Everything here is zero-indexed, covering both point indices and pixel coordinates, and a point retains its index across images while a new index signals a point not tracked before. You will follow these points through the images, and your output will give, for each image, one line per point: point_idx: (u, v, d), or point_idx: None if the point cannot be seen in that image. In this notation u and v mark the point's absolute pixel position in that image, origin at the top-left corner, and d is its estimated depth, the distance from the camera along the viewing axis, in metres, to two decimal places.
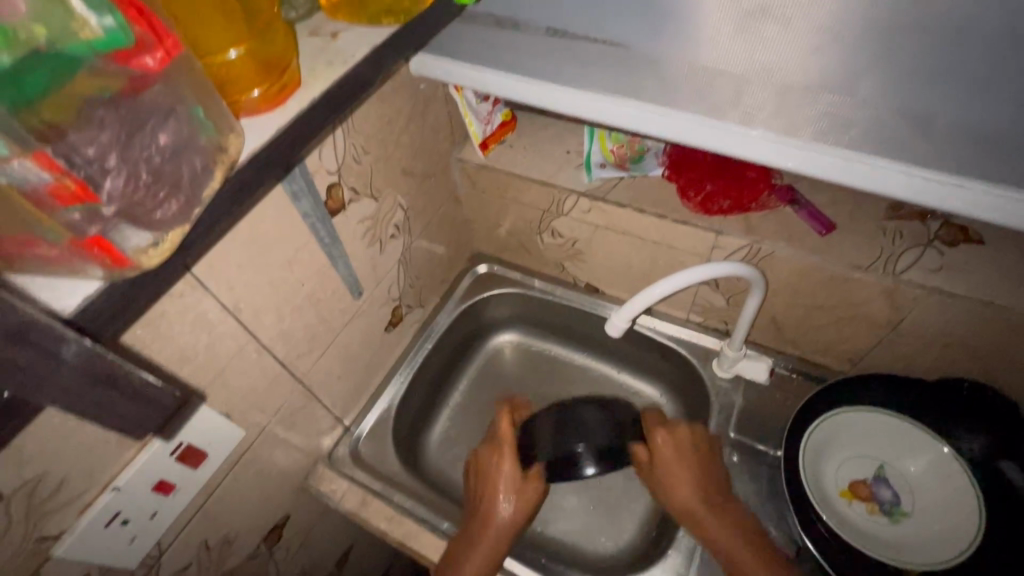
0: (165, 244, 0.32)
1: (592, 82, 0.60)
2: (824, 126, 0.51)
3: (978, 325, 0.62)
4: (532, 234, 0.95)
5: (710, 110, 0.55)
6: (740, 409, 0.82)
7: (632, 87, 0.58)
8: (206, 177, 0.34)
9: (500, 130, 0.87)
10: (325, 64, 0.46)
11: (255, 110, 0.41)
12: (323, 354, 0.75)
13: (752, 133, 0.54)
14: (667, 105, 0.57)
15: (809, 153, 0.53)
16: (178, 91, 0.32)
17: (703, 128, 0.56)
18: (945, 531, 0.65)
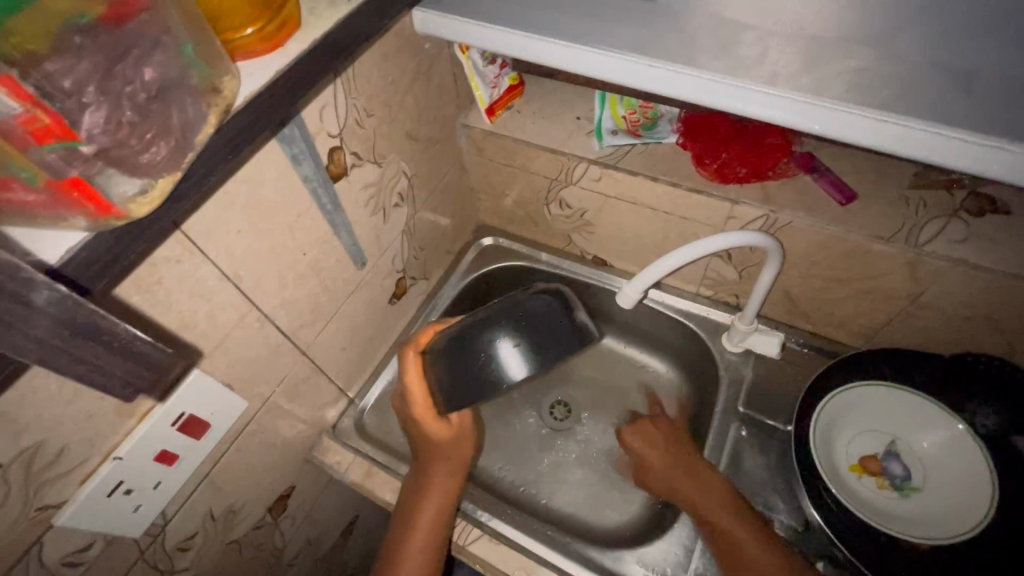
0: (154, 193, 0.31)
1: (602, 37, 0.55)
2: (860, 83, 0.47)
3: (1000, 299, 0.61)
4: (539, 205, 0.92)
5: (734, 67, 0.50)
6: (750, 384, 0.81)
7: (646, 40, 0.54)
8: (199, 121, 0.34)
9: (508, 94, 0.83)
10: (326, 6, 0.44)
11: (251, 51, 0.39)
12: (327, 325, 0.73)
13: (780, 91, 0.48)
14: (686, 61, 0.51)
15: (847, 114, 0.46)
16: (165, 20, 0.31)
17: (725, 87, 0.50)
18: (955, 506, 0.64)
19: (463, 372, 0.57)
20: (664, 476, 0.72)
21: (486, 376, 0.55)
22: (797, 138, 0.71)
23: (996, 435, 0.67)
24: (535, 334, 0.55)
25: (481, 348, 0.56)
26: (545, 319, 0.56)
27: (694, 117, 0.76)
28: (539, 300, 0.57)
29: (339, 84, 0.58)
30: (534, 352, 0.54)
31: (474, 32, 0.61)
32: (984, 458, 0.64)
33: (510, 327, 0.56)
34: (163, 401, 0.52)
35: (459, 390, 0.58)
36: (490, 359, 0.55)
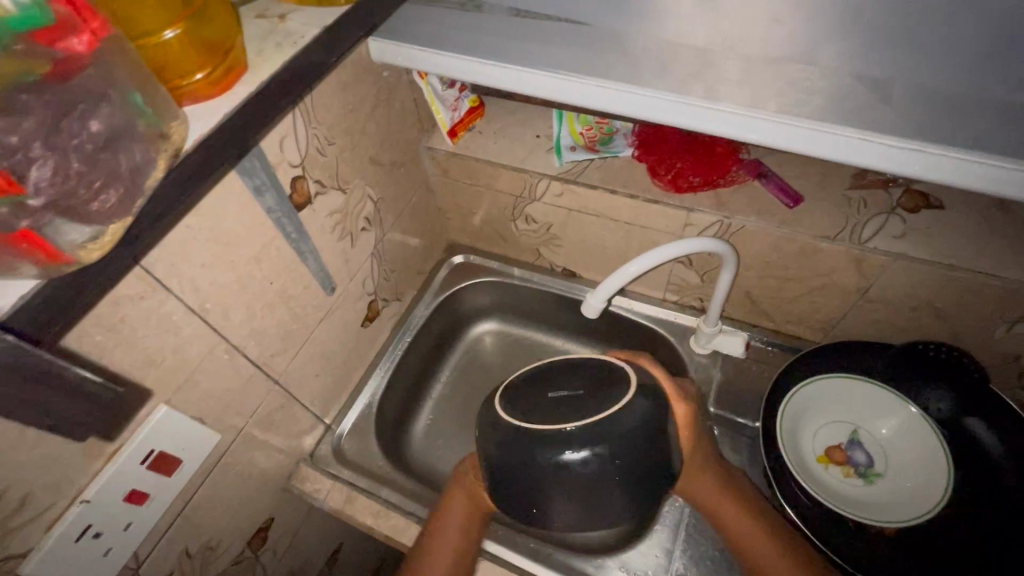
0: (104, 239, 0.32)
1: (553, 60, 0.58)
2: (788, 96, 0.51)
3: (940, 288, 0.65)
4: (506, 222, 0.95)
5: (675, 85, 0.54)
6: (719, 383, 0.83)
7: (593, 65, 0.57)
8: (148, 166, 0.35)
9: (469, 116, 0.86)
10: (274, 47, 0.47)
11: (198, 95, 0.41)
12: (299, 353, 0.73)
13: (718, 107, 0.52)
14: (630, 82, 0.55)
15: (779, 125, 0.51)
16: (111, 74, 0.32)
17: (670, 105, 0.54)
18: (917, 489, 0.67)
19: (537, 486, 0.56)
20: (705, 488, 0.64)
21: (552, 480, 0.55)
22: (744, 147, 0.74)
23: (950, 417, 0.71)
24: (618, 458, 0.55)
25: (552, 464, 0.55)
26: (631, 445, 0.55)
27: (648, 130, 0.79)
28: (627, 416, 0.56)
29: (298, 116, 0.59)
30: (614, 464, 0.55)
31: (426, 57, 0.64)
32: (939, 441, 0.68)
33: (586, 446, 0.54)
34: (131, 440, 0.52)
35: (554, 508, 0.56)
36: (559, 466, 0.55)
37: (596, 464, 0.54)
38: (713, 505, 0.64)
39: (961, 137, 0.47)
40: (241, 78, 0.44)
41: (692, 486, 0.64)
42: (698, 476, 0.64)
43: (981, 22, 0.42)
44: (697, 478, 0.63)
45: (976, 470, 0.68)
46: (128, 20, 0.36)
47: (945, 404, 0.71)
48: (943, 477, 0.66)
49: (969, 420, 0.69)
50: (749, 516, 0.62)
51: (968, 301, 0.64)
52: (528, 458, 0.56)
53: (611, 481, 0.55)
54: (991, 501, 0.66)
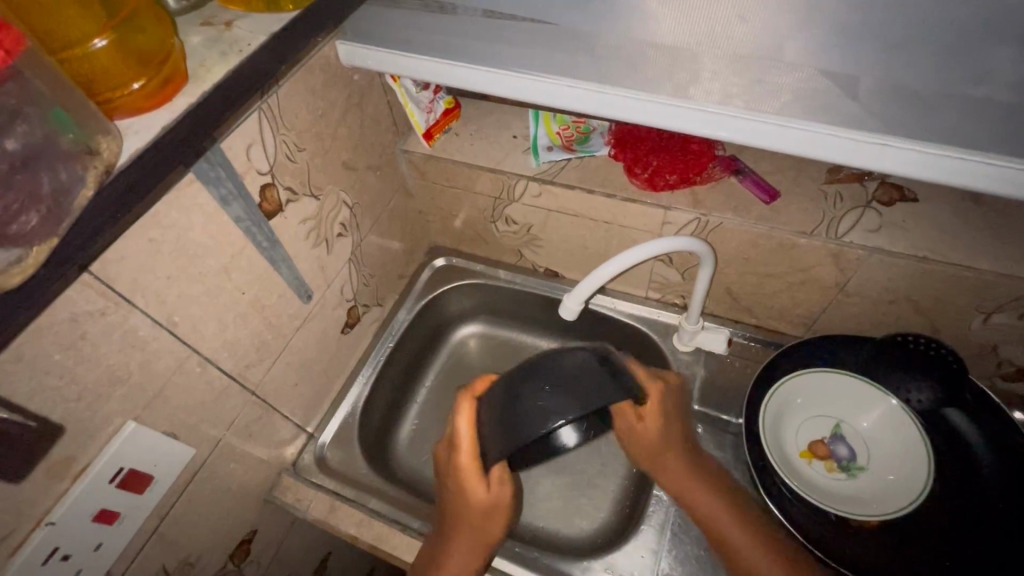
0: (27, 263, 0.31)
1: (525, 61, 0.59)
2: (756, 95, 0.52)
3: (916, 280, 0.65)
4: (487, 224, 0.94)
5: (645, 85, 0.55)
6: (702, 381, 0.83)
7: (564, 67, 0.57)
8: (75, 184, 0.34)
9: (444, 118, 0.85)
10: (219, 56, 0.48)
11: (139, 106, 0.42)
12: (275, 362, 0.72)
13: (688, 104, 0.54)
14: (603, 83, 0.57)
15: (746, 122, 0.53)
16: (34, 88, 0.31)
17: (643, 104, 0.56)
18: (898, 481, 0.67)
19: (508, 436, 0.52)
20: (677, 475, 0.66)
21: (537, 445, 0.54)
22: (720, 143, 0.74)
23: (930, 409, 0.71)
24: (562, 389, 0.51)
25: (523, 419, 0.51)
26: (582, 379, 0.52)
27: (624, 129, 0.79)
28: (575, 359, 0.55)
29: (265, 123, 0.58)
30: (560, 389, 0.52)
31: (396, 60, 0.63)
32: (919, 432, 0.68)
33: (548, 389, 0.52)
34: (97, 459, 0.51)
35: (502, 438, 0.53)
36: (540, 432, 0.53)
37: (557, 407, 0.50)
38: (690, 493, 0.65)
39: (919, 129, 0.49)
40: (184, 87, 0.45)
41: (665, 474, 0.67)
42: (670, 466, 0.66)
43: (948, 24, 0.41)
44: (671, 468, 0.66)
45: (957, 460, 0.68)
46: (52, 31, 0.36)
47: (926, 396, 0.69)
48: (924, 469, 0.66)
49: (948, 412, 0.70)
50: (726, 502, 0.64)
51: (944, 292, 0.64)
52: (498, 411, 0.55)
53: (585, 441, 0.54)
54: (970, 493, 0.66)
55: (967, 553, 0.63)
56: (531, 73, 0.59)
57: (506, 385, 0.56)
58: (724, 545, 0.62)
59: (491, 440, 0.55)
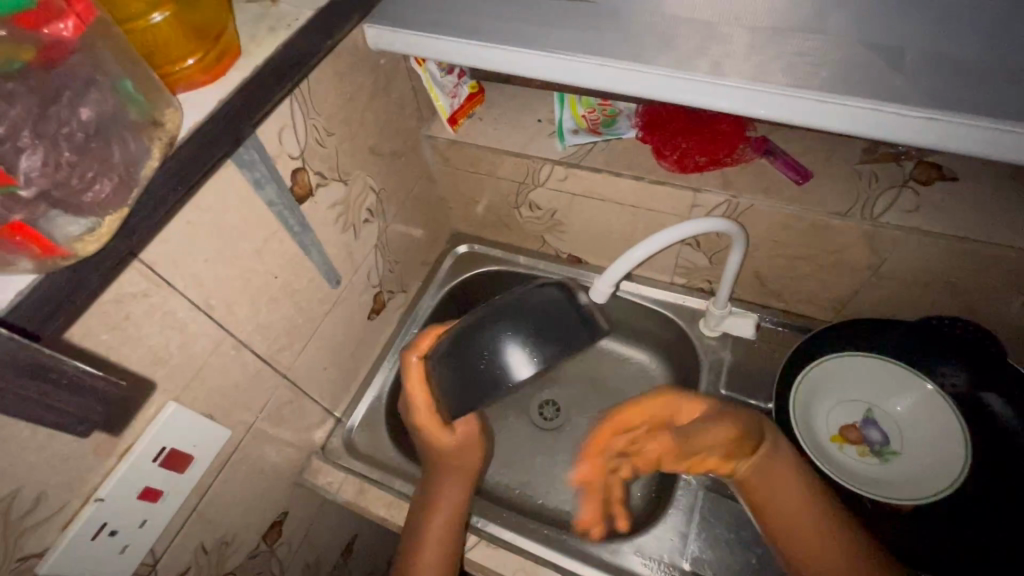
0: (100, 229, 0.35)
1: (549, 40, 0.57)
2: (795, 70, 0.49)
3: (957, 262, 0.63)
4: (510, 209, 0.94)
5: (677, 62, 0.52)
6: (729, 366, 0.83)
7: (592, 44, 0.56)
8: (142, 152, 0.37)
9: (468, 103, 0.84)
10: (267, 30, 0.49)
11: (192, 80, 0.43)
12: (305, 347, 0.73)
13: (722, 82, 0.50)
14: (630, 60, 0.54)
15: (785, 98, 0.49)
16: (100, 59, 0.36)
17: (673, 82, 0.52)
18: (933, 465, 0.66)
19: (467, 372, 0.52)
20: (647, 463, 0.69)
21: (485, 379, 0.50)
22: (751, 124, 0.73)
23: (967, 393, 0.70)
24: (527, 332, 0.50)
25: (486, 349, 0.51)
26: (543, 314, 0.51)
27: (651, 111, 0.78)
28: (538, 295, 0.52)
29: (296, 106, 0.58)
30: (530, 336, 0.50)
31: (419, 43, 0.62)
32: (955, 417, 0.67)
33: (509, 326, 0.51)
34: (141, 438, 0.52)
35: (464, 390, 0.52)
36: (494, 362, 0.50)
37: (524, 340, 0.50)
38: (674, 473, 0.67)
39: (979, 106, 0.45)
40: (236, 62, 0.46)
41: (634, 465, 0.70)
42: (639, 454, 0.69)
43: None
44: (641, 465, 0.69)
45: (995, 445, 0.67)
46: (117, 5, 0.39)
47: (959, 379, 0.70)
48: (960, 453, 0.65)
49: (986, 397, 0.69)
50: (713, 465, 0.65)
51: (985, 273, 0.63)
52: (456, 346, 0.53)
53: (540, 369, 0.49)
54: (1010, 479, 0.65)
55: (1005, 539, 0.63)
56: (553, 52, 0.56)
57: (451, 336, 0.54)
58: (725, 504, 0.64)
59: (449, 392, 0.53)
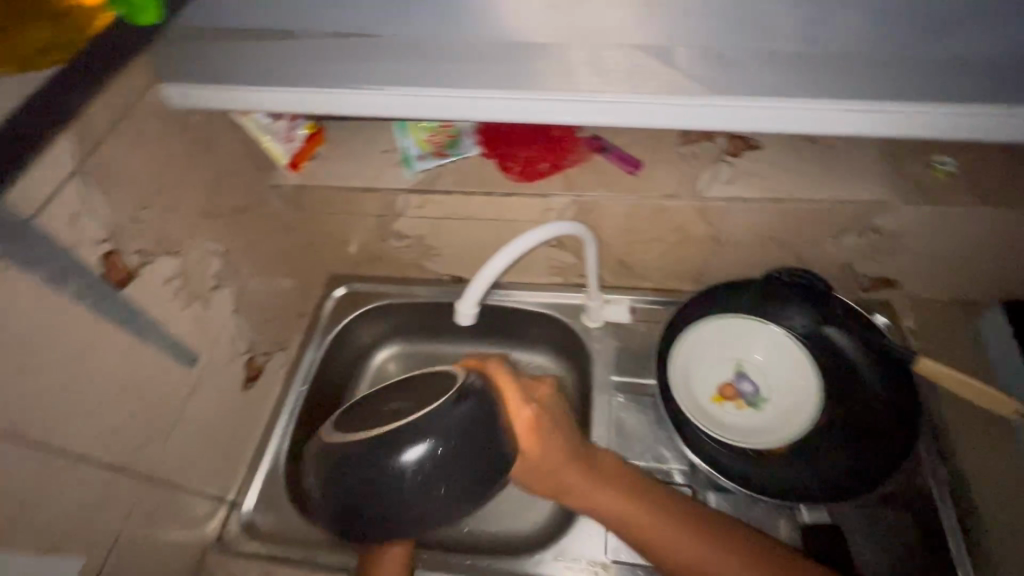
0: None
1: (373, 76, 0.60)
2: (593, 76, 0.55)
3: (776, 219, 0.71)
4: (378, 243, 0.91)
5: (492, 82, 0.57)
6: (616, 352, 0.86)
7: (412, 75, 0.59)
8: None
9: (308, 145, 0.81)
10: None
11: None
12: (169, 439, 0.66)
13: (536, 96, 0.57)
14: (449, 87, 0.58)
15: (593, 102, 0.56)
16: None
17: (495, 101, 0.58)
18: (794, 403, 0.75)
19: (373, 487, 0.55)
20: (571, 473, 0.65)
21: (389, 486, 0.55)
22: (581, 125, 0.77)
23: (812, 330, 0.78)
24: (443, 446, 0.55)
25: (386, 457, 0.55)
26: (463, 431, 0.56)
27: (489, 126, 0.79)
28: (461, 411, 0.57)
29: (91, 187, 0.53)
30: (444, 451, 0.55)
31: (253, 95, 0.64)
32: (804, 357, 0.76)
33: (422, 438, 0.55)
34: None
35: (368, 498, 0.56)
36: (395, 467, 0.55)
37: (436, 452, 0.55)
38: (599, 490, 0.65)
39: (742, 87, 0.54)
40: None
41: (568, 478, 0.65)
42: (554, 459, 0.64)
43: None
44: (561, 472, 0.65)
45: (839, 371, 0.76)
46: None
47: (803, 321, 0.78)
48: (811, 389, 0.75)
49: (828, 331, 0.77)
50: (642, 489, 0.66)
51: (800, 225, 0.71)
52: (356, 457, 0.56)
53: (436, 484, 0.55)
54: (856, 398, 0.74)
55: (863, 453, 0.71)
56: (381, 89, 0.60)
57: (368, 441, 0.57)
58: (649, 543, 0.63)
59: (359, 504, 0.56)
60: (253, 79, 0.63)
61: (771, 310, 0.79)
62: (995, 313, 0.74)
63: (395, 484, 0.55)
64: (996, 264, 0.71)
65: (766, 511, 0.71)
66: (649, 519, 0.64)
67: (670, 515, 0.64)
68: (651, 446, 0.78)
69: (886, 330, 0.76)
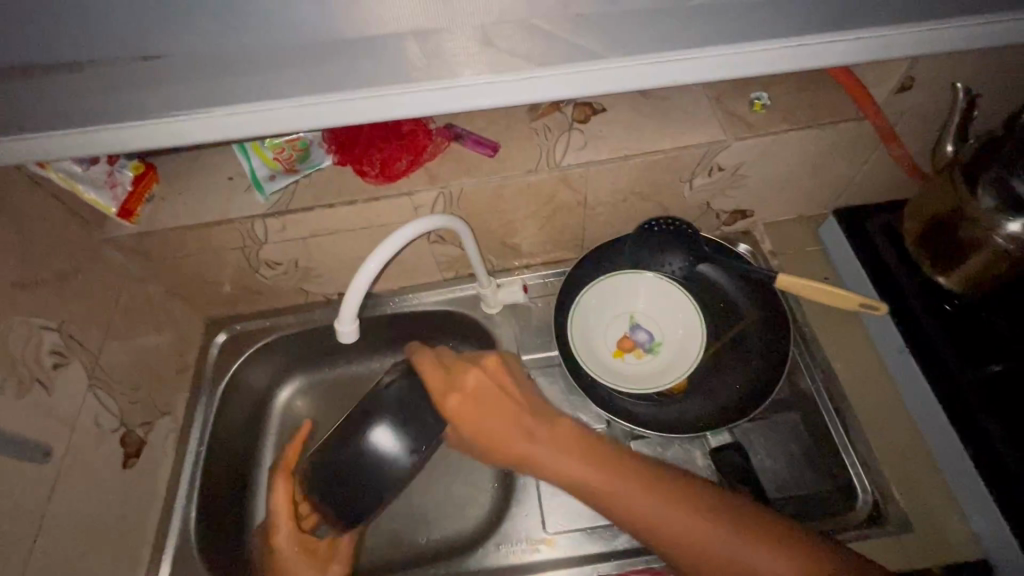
0: None
1: (193, 100, 0.56)
2: (426, 65, 0.55)
3: (633, 175, 0.74)
4: (251, 276, 0.85)
5: (325, 87, 0.56)
6: (519, 331, 0.87)
7: (239, 92, 0.55)
8: None
9: (139, 186, 0.72)
10: None
11: None
12: (34, 549, 0.58)
13: (374, 94, 0.57)
14: (283, 99, 0.56)
15: (433, 91, 0.57)
16: None
17: (334, 105, 0.57)
18: (686, 340, 0.79)
19: (353, 472, 0.66)
20: (530, 444, 0.62)
21: (365, 467, 0.66)
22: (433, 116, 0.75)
23: (689, 270, 0.82)
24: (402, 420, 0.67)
25: (357, 445, 0.66)
26: (407, 402, 0.68)
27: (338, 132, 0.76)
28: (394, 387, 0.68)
29: None
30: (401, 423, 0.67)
31: (63, 143, 0.57)
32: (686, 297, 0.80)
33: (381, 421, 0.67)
34: None
35: (347, 486, 0.66)
36: (368, 451, 0.66)
37: (399, 428, 0.67)
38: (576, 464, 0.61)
39: (566, 57, 0.56)
40: None
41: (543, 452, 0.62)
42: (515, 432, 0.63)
43: None
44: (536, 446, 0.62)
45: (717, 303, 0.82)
46: None
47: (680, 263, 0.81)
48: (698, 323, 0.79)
49: (701, 268, 0.83)
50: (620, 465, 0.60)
51: (655, 176, 0.75)
52: (329, 456, 0.67)
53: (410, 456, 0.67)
54: (735, 323, 0.81)
55: (749, 371, 0.78)
56: (211, 110, 0.57)
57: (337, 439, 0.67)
58: (615, 509, 0.58)
59: (336, 493, 0.66)
60: (54, 124, 0.56)
61: (650, 260, 0.82)
62: (828, 222, 0.84)
63: (370, 464, 0.66)
64: (821, 179, 0.80)
65: (679, 445, 0.76)
66: (632, 500, 0.57)
67: (646, 488, 0.58)
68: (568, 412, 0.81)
69: (748, 256, 0.84)
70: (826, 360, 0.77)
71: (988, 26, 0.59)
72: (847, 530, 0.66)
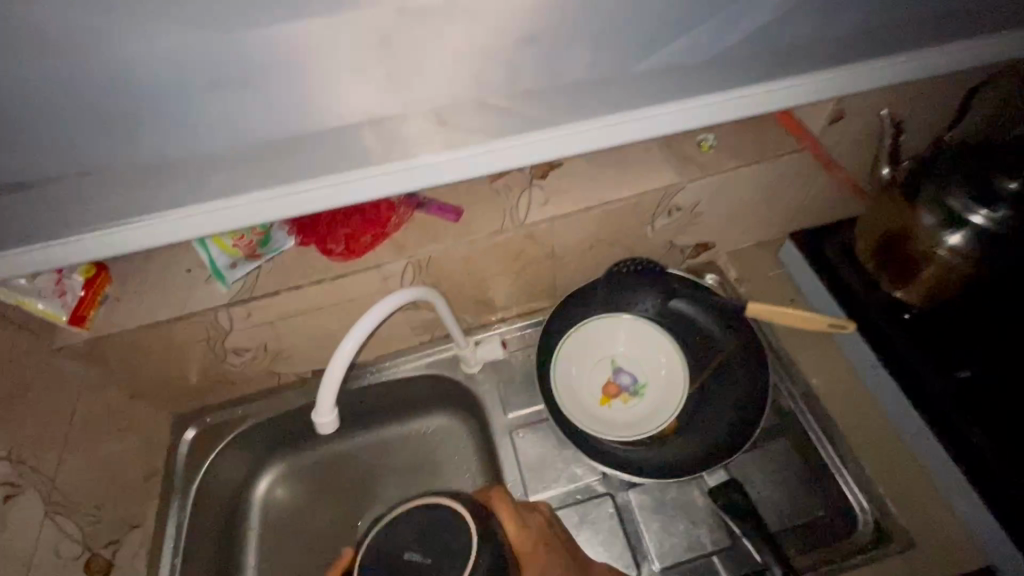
0: None
1: (138, 208, 0.54)
2: (382, 152, 0.56)
3: (597, 223, 0.76)
4: (219, 367, 0.81)
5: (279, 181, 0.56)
6: (503, 388, 0.86)
7: (190, 195, 0.55)
8: None
9: (90, 292, 0.68)
10: None
11: None
12: None
13: (331, 183, 0.57)
14: (236, 195, 0.56)
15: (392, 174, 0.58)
16: None
17: (293, 197, 0.57)
18: (669, 377, 0.80)
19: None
20: None
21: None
22: None
23: (661, 307, 0.84)
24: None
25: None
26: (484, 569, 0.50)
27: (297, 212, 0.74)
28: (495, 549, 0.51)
29: None
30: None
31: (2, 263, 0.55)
32: (663, 334, 0.81)
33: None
34: None
35: None
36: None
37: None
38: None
39: (519, 126, 0.58)
40: None
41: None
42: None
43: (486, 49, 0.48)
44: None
45: (693, 337, 0.83)
46: None
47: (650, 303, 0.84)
48: (678, 359, 0.79)
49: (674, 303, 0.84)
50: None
51: (618, 222, 0.77)
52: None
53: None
54: (713, 354, 0.82)
55: (733, 399, 0.78)
56: (162, 216, 0.56)
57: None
58: None
59: None
60: None
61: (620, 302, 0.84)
62: (786, 247, 0.87)
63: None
64: (774, 207, 0.83)
65: (677, 486, 0.75)
66: None
67: None
68: (562, 467, 0.79)
69: (715, 287, 0.86)
70: (806, 381, 0.78)
71: (897, 62, 0.64)
72: (853, 557, 0.66)
